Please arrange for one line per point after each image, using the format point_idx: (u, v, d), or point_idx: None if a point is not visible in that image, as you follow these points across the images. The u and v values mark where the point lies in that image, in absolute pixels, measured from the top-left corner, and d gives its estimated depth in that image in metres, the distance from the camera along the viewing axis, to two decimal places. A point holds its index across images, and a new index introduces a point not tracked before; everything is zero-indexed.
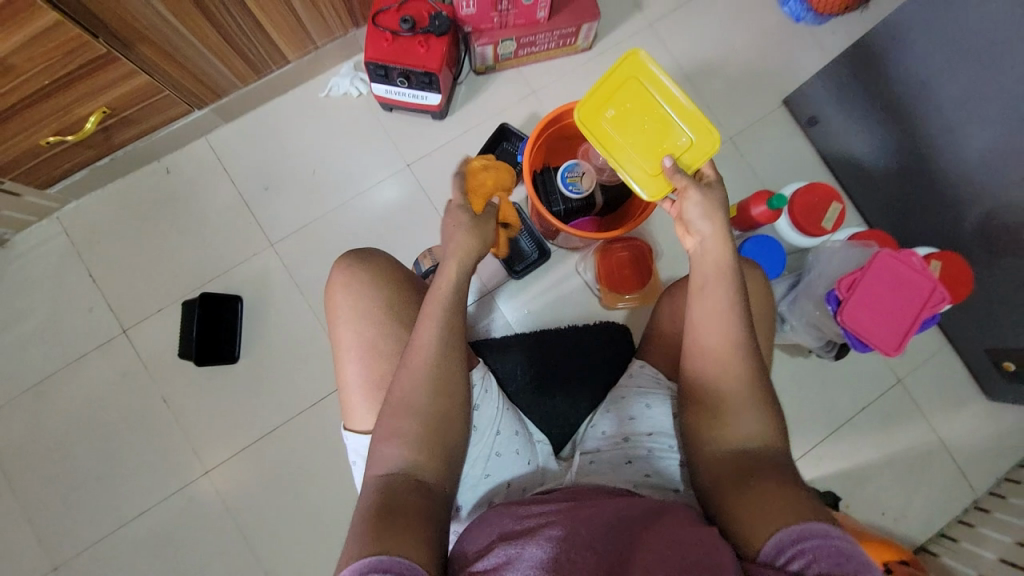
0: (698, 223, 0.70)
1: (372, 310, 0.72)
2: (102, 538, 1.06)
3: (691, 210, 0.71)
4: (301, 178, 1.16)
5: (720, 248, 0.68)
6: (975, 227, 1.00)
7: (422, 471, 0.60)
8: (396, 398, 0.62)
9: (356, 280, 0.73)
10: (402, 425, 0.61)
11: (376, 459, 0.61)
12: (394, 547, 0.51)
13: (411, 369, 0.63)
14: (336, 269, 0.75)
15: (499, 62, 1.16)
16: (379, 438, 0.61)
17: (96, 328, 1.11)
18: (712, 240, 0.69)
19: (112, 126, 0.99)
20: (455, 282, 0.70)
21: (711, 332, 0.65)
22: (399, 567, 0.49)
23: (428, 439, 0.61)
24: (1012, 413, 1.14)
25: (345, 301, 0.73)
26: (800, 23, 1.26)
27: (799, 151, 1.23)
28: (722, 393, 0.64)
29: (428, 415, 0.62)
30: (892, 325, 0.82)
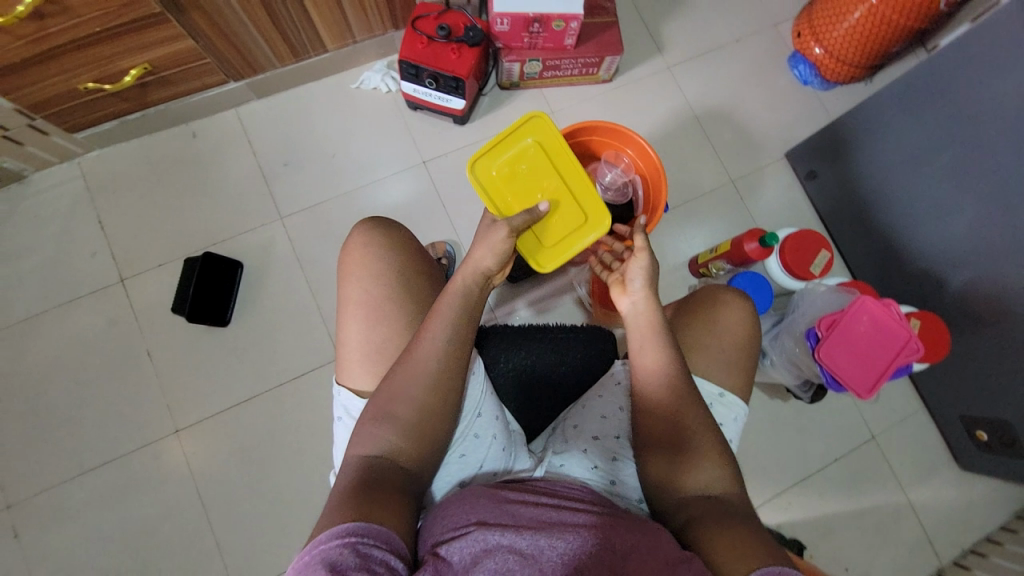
0: (637, 284, 0.72)
1: (383, 274, 0.74)
2: (57, 484, 1.04)
3: (636, 267, 0.72)
4: (321, 160, 1.21)
5: (649, 309, 0.70)
6: (957, 294, 1.04)
7: (406, 457, 0.61)
8: (394, 386, 0.62)
9: (374, 244, 0.76)
10: (397, 412, 0.61)
11: (362, 440, 0.61)
12: (370, 517, 0.52)
13: (414, 359, 0.63)
14: (356, 229, 0.78)
15: (524, 80, 1.23)
16: (371, 419, 0.62)
17: (95, 273, 1.13)
18: (643, 303, 0.71)
19: (150, 83, 1.04)
20: (475, 286, 0.69)
21: (647, 375, 0.67)
22: (377, 534, 0.51)
23: (418, 427, 0.61)
24: (982, 484, 1.14)
25: (359, 262, 0.75)
26: (808, 86, 1.34)
27: (796, 203, 1.29)
28: (686, 426, 0.65)
29: (422, 402, 0.62)
30: (867, 368, 0.85)
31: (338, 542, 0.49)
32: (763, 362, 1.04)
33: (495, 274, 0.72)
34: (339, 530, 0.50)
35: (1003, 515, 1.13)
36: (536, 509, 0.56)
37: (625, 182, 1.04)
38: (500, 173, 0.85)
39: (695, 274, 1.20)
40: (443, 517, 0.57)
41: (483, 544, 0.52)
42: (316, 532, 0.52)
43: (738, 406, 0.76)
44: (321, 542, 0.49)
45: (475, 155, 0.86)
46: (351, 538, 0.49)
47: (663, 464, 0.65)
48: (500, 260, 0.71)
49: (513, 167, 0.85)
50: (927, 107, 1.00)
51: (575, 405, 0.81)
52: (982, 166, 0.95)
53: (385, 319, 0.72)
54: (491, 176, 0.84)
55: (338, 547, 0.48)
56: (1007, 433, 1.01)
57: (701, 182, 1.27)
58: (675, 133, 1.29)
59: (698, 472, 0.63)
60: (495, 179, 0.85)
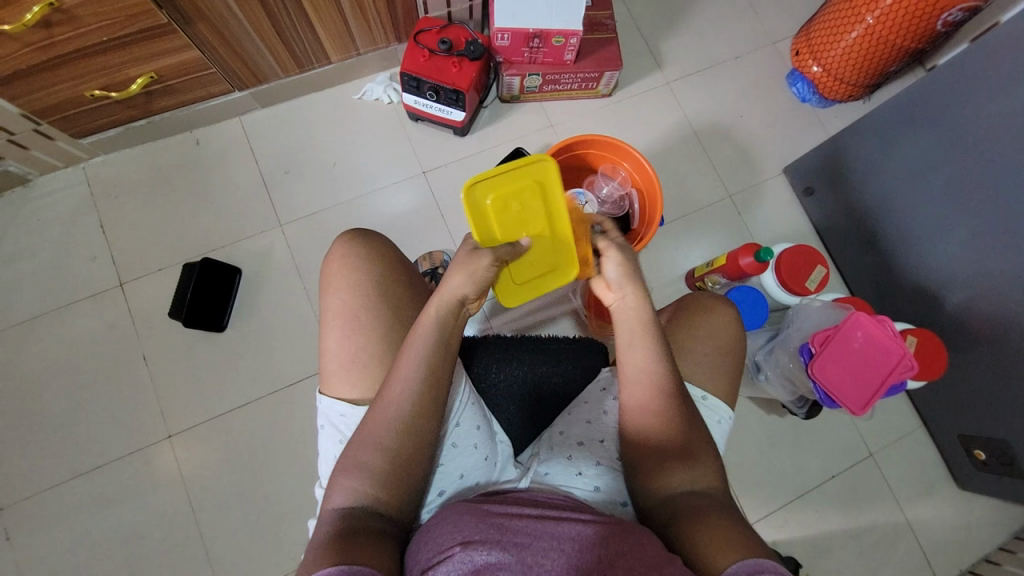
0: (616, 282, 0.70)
1: (361, 286, 0.74)
2: (49, 487, 1.04)
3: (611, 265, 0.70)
4: (321, 169, 1.22)
5: (638, 309, 0.69)
6: (954, 312, 1.04)
7: (380, 502, 0.60)
8: (366, 432, 0.62)
9: (353, 257, 0.76)
10: (367, 458, 0.61)
11: (335, 489, 0.61)
12: (346, 558, 0.52)
13: (383, 408, 0.63)
14: (338, 242, 0.78)
15: (524, 93, 1.25)
16: (343, 469, 0.62)
17: (95, 277, 1.14)
18: (632, 299, 0.70)
19: (156, 91, 1.06)
20: (444, 322, 0.68)
21: (633, 394, 0.67)
22: (356, 568, 0.51)
23: (389, 472, 0.61)
24: (981, 505, 1.13)
25: (339, 275, 0.75)
26: (806, 104, 1.35)
27: (794, 218, 1.29)
28: (669, 440, 0.64)
29: (391, 445, 0.62)
30: (862, 384, 0.84)
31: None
32: (755, 377, 1.05)
33: (474, 299, 0.71)
34: (320, 573, 0.50)
35: (1003, 536, 1.11)
36: (515, 522, 0.56)
37: (622, 196, 1.05)
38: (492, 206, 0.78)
39: (690, 287, 1.21)
40: (426, 541, 0.56)
41: (471, 564, 0.51)
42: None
43: (721, 409, 0.76)
44: None
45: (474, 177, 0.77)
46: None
47: (646, 478, 0.64)
48: (476, 286, 0.70)
49: (507, 204, 0.78)
50: (922, 126, 1.01)
51: (562, 412, 0.80)
52: (977, 185, 0.95)
53: (361, 331, 0.72)
54: (484, 207, 0.77)
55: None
56: (1005, 453, 1.00)
57: (698, 196, 1.28)
58: (674, 147, 1.30)
59: (679, 476, 0.62)
60: (487, 209, 0.77)
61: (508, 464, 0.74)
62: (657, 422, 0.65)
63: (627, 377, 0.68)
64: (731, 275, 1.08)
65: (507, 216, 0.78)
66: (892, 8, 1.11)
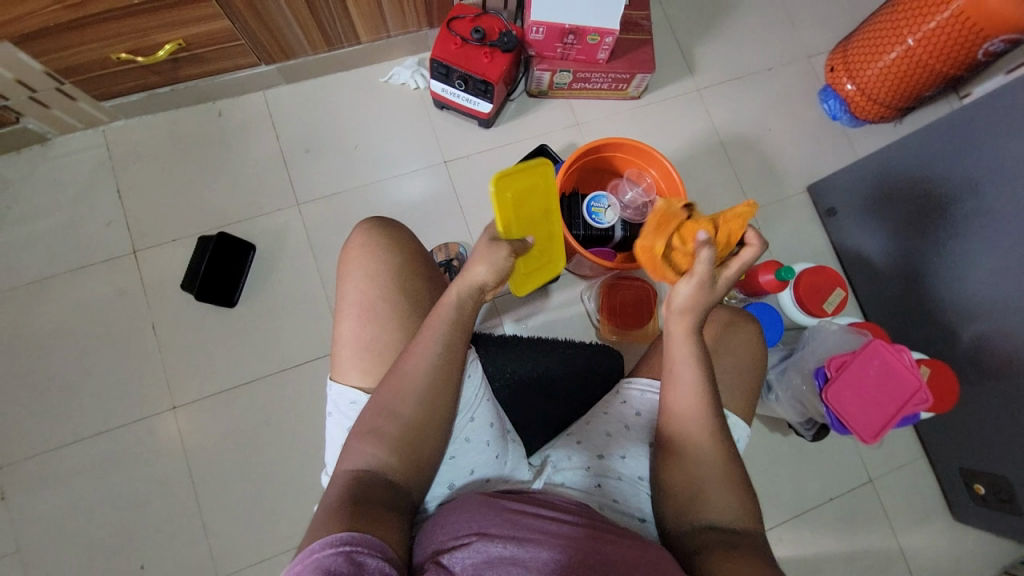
0: (677, 308, 0.68)
1: (378, 275, 0.74)
2: (52, 449, 1.04)
3: (684, 292, 0.66)
4: (342, 150, 1.21)
5: (692, 304, 0.67)
6: (969, 346, 1.03)
7: (392, 472, 0.60)
8: (381, 404, 0.62)
9: (372, 246, 0.75)
10: (383, 426, 0.61)
11: (349, 453, 0.61)
12: (362, 526, 0.52)
13: (402, 375, 0.63)
14: (357, 230, 0.77)
15: (552, 89, 1.23)
16: (356, 433, 0.62)
17: (109, 242, 1.13)
18: (688, 294, 0.66)
19: (182, 59, 1.04)
20: (466, 304, 0.68)
21: (680, 397, 0.66)
22: (371, 544, 0.50)
23: (404, 443, 0.61)
24: (976, 539, 1.13)
25: (357, 263, 0.75)
26: (836, 122, 1.33)
27: (814, 237, 1.28)
28: (698, 463, 0.63)
29: (408, 416, 0.62)
30: (875, 412, 0.84)
31: (332, 552, 0.48)
32: (765, 396, 1.04)
33: (490, 288, 0.70)
34: (333, 541, 0.50)
35: (996, 572, 1.11)
36: (532, 519, 0.56)
37: (645, 203, 1.04)
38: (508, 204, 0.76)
39: None
40: (442, 524, 0.56)
41: (486, 555, 0.52)
42: (307, 543, 0.51)
43: (740, 428, 0.75)
44: (314, 552, 0.49)
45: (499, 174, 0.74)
46: (345, 547, 0.49)
47: (671, 497, 0.64)
48: (494, 274, 0.69)
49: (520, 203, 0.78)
50: (954, 154, 1.00)
51: (580, 421, 0.80)
52: (1005, 220, 0.94)
53: (376, 320, 0.72)
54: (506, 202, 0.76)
55: (333, 556, 0.48)
56: (1005, 490, 1.00)
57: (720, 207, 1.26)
58: (699, 156, 1.29)
59: (706, 501, 0.62)
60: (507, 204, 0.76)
61: (522, 466, 0.74)
62: (679, 433, 0.66)
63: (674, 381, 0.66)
64: (748, 291, 1.07)
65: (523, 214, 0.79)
66: (935, 31, 1.09)
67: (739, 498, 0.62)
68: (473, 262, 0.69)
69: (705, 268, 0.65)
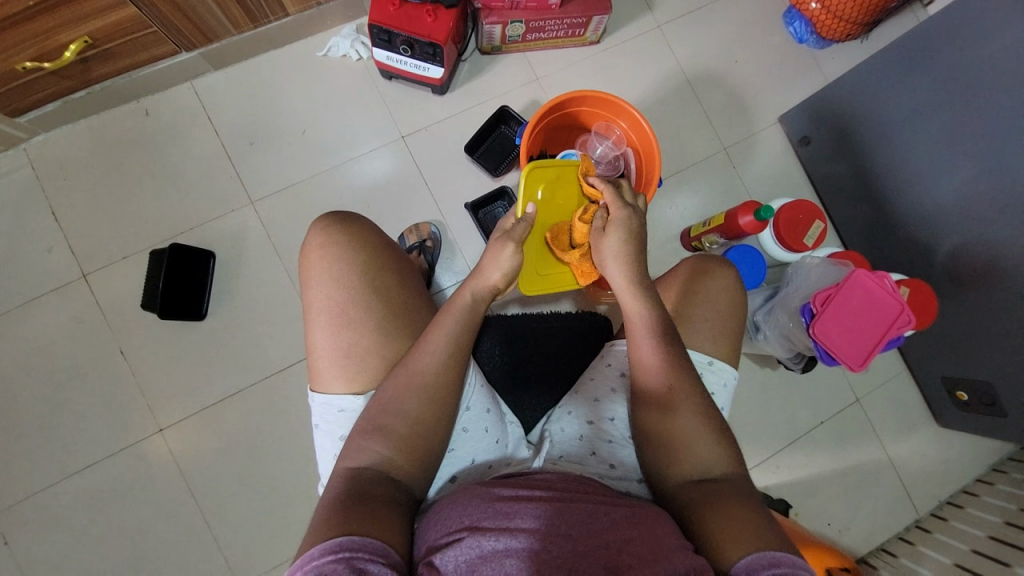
0: (614, 259, 0.72)
1: (343, 276, 0.70)
2: (42, 490, 1.01)
3: (613, 239, 0.72)
4: (290, 138, 1.12)
5: (616, 246, 0.72)
6: (943, 262, 1.03)
7: (395, 469, 0.59)
8: (387, 399, 0.62)
9: (333, 246, 0.71)
10: (390, 424, 0.60)
11: (351, 451, 0.60)
12: (360, 529, 0.50)
13: (410, 372, 0.63)
14: (312, 229, 0.73)
15: (506, 43, 1.14)
16: (361, 432, 0.60)
17: (55, 269, 1.05)
18: (613, 244, 0.72)
19: (92, 57, 0.93)
20: (481, 302, 0.70)
21: (645, 346, 0.67)
22: (372, 548, 0.49)
23: (411, 440, 0.60)
24: (958, 440, 1.19)
25: (319, 267, 0.70)
26: (803, 45, 1.28)
27: (789, 169, 1.25)
28: (676, 430, 0.63)
29: (414, 413, 0.61)
30: (859, 340, 0.86)
31: (331, 558, 0.47)
32: (754, 336, 1.06)
33: (502, 289, 0.72)
34: (332, 548, 0.48)
35: (977, 468, 1.18)
36: (528, 505, 0.54)
37: (617, 156, 1.00)
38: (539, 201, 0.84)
39: (686, 248, 1.18)
40: (436, 520, 0.55)
41: (479, 550, 0.50)
42: (306, 548, 0.50)
43: (725, 372, 0.75)
44: (312, 559, 0.48)
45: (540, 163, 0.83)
46: (344, 552, 0.48)
47: (653, 465, 0.64)
48: (509, 277, 0.71)
49: (553, 198, 0.85)
50: (921, 66, 0.98)
51: (568, 393, 0.81)
52: (977, 130, 0.92)
53: (350, 323, 0.68)
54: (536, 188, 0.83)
55: (332, 563, 0.47)
56: (987, 394, 1.04)
57: (692, 150, 1.22)
58: (667, 98, 1.23)
59: (688, 455, 0.62)
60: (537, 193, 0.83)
61: (520, 445, 0.74)
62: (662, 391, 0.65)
63: (635, 333, 0.68)
64: (729, 233, 1.06)
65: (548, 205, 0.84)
66: None
67: (715, 450, 0.62)
68: (494, 262, 0.70)
69: (618, 207, 0.74)
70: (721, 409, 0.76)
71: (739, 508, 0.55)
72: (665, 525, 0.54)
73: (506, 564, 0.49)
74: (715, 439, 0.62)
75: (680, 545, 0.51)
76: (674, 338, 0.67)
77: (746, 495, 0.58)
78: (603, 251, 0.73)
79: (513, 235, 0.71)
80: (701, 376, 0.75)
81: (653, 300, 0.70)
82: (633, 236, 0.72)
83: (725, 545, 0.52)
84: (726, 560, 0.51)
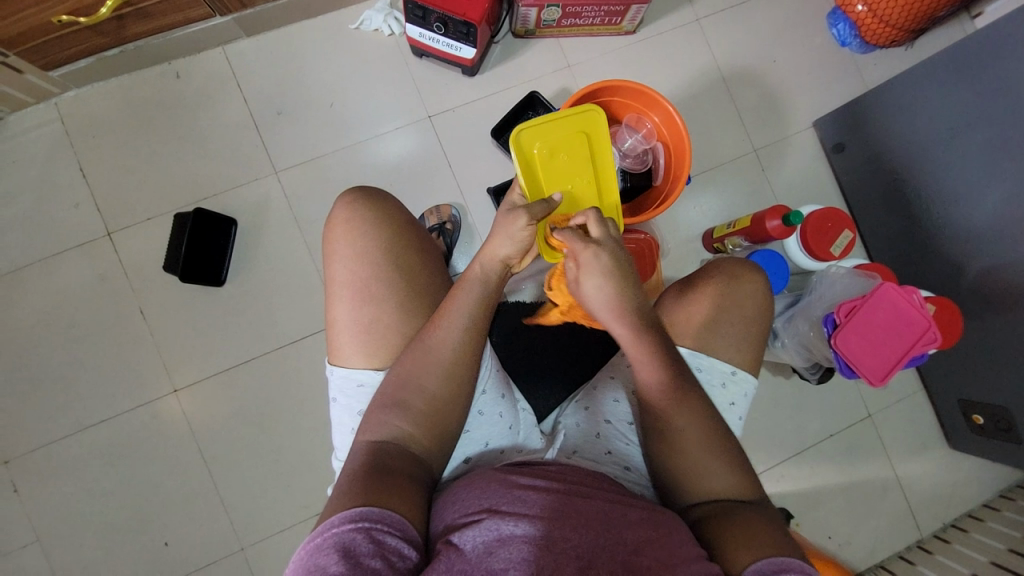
0: (597, 300, 0.65)
1: (367, 253, 0.69)
2: (59, 440, 1.03)
3: (593, 285, 0.64)
4: (317, 110, 1.12)
5: (605, 301, 0.64)
6: (973, 282, 1.00)
7: (415, 444, 0.60)
8: (403, 371, 0.62)
9: (358, 221, 0.71)
10: (407, 399, 0.61)
11: (370, 425, 0.60)
12: (380, 500, 0.51)
13: (426, 346, 0.63)
14: (339, 204, 0.73)
15: (540, 28, 1.12)
16: (379, 407, 0.61)
17: (81, 225, 1.07)
18: (603, 294, 0.64)
19: (128, 15, 0.93)
20: (491, 275, 0.67)
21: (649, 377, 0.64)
22: (391, 521, 0.50)
23: (429, 415, 0.61)
24: (968, 464, 1.17)
25: (344, 242, 0.70)
26: (845, 48, 1.24)
27: (820, 175, 1.22)
28: (688, 433, 0.62)
29: (432, 390, 0.61)
30: (883, 355, 0.84)
31: (351, 527, 0.48)
32: (771, 343, 1.04)
33: (515, 260, 0.69)
34: (352, 519, 0.49)
35: (985, 493, 1.16)
36: (549, 496, 0.55)
37: (646, 150, 0.99)
38: (536, 162, 0.81)
39: (707, 249, 1.17)
40: (454, 501, 0.56)
41: (497, 533, 0.50)
42: (326, 513, 0.51)
43: (747, 382, 0.75)
44: (333, 525, 0.48)
45: (527, 123, 0.82)
46: (364, 523, 0.49)
47: (671, 472, 0.64)
48: (520, 248, 0.67)
49: (551, 153, 0.81)
50: (970, 75, 0.94)
51: (586, 388, 0.81)
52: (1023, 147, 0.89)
53: (373, 299, 0.68)
54: (532, 148, 0.81)
55: (352, 532, 0.48)
56: (1004, 418, 1.02)
57: (722, 150, 1.20)
58: (699, 94, 1.20)
59: (704, 461, 0.61)
60: (536, 153, 0.81)
61: (533, 436, 0.73)
62: (679, 385, 0.64)
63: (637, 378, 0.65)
64: (754, 238, 1.04)
65: (553, 160, 0.81)
66: None
67: (729, 459, 0.62)
68: (501, 233, 0.67)
69: (584, 254, 0.64)
70: (739, 418, 0.75)
71: (753, 518, 0.57)
72: (682, 527, 0.56)
73: (522, 548, 0.48)
74: (733, 449, 0.62)
75: (697, 552, 0.52)
76: (669, 346, 0.64)
77: (759, 505, 0.59)
78: (585, 295, 0.66)
79: (529, 209, 0.67)
80: (725, 385, 0.74)
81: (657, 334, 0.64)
82: (619, 284, 0.64)
83: (739, 551, 0.53)
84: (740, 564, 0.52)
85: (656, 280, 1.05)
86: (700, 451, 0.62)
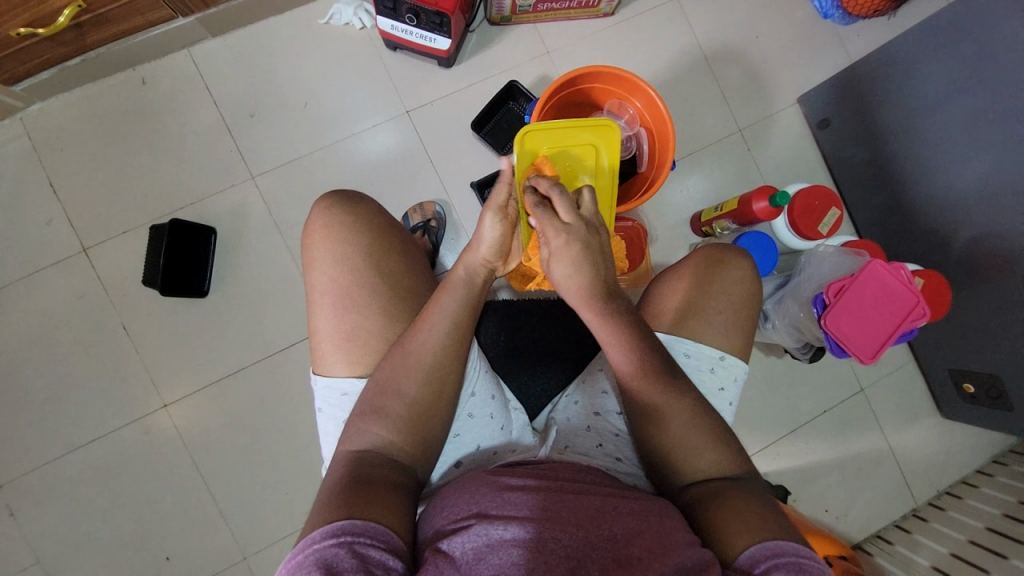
0: (567, 283, 0.65)
1: (347, 260, 0.68)
2: (50, 462, 1.02)
3: (561, 267, 0.64)
4: (292, 111, 1.09)
5: (577, 284, 0.64)
6: (961, 254, 1.00)
7: (397, 451, 0.59)
8: (385, 376, 0.61)
9: (336, 227, 0.69)
10: (387, 406, 0.60)
11: (351, 435, 0.59)
12: (362, 512, 0.50)
13: (407, 350, 0.62)
14: (315, 210, 0.71)
15: (516, 14, 1.09)
16: (361, 415, 0.60)
17: (55, 242, 1.04)
18: (571, 277, 0.64)
19: (86, 22, 0.89)
20: (477, 276, 0.67)
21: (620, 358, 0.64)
22: (374, 534, 0.49)
23: (412, 421, 0.60)
24: (960, 431, 1.19)
25: (322, 249, 0.69)
26: (827, 20, 1.22)
27: (806, 152, 1.21)
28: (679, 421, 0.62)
29: (414, 395, 0.61)
30: (872, 333, 0.84)
31: (333, 542, 0.48)
32: (763, 325, 1.05)
33: (498, 263, 0.68)
34: (334, 533, 0.48)
35: (978, 459, 1.18)
36: (538, 495, 0.54)
37: (630, 136, 0.98)
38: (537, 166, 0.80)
39: (695, 233, 1.16)
40: (443, 507, 0.56)
41: (486, 539, 0.50)
42: (308, 528, 0.50)
43: (737, 367, 0.74)
44: (314, 542, 0.48)
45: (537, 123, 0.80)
46: (346, 537, 0.48)
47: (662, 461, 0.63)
48: (499, 250, 0.66)
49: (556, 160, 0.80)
50: (952, 45, 0.93)
51: (576, 381, 0.81)
52: (1007, 116, 0.88)
53: (354, 306, 0.67)
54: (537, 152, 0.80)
55: (333, 547, 0.47)
56: (995, 387, 1.03)
57: (706, 132, 1.18)
58: (681, 75, 1.18)
59: (693, 448, 0.61)
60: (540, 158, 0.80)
61: (524, 433, 0.74)
62: (669, 374, 0.63)
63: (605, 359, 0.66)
64: (742, 220, 1.03)
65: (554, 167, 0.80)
66: None
67: (719, 445, 0.61)
68: (481, 237, 0.66)
69: (553, 233, 0.63)
70: (729, 404, 0.75)
71: (745, 503, 0.56)
72: (674, 517, 0.55)
73: (513, 554, 0.49)
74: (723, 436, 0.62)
75: (689, 539, 0.52)
76: (648, 336, 0.64)
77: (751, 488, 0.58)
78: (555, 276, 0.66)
79: (495, 204, 0.65)
80: (714, 371, 0.74)
81: (627, 319, 0.64)
82: (585, 265, 0.63)
83: (730, 537, 0.53)
84: (730, 553, 0.52)
85: (645, 267, 1.04)
86: (692, 439, 0.61)
